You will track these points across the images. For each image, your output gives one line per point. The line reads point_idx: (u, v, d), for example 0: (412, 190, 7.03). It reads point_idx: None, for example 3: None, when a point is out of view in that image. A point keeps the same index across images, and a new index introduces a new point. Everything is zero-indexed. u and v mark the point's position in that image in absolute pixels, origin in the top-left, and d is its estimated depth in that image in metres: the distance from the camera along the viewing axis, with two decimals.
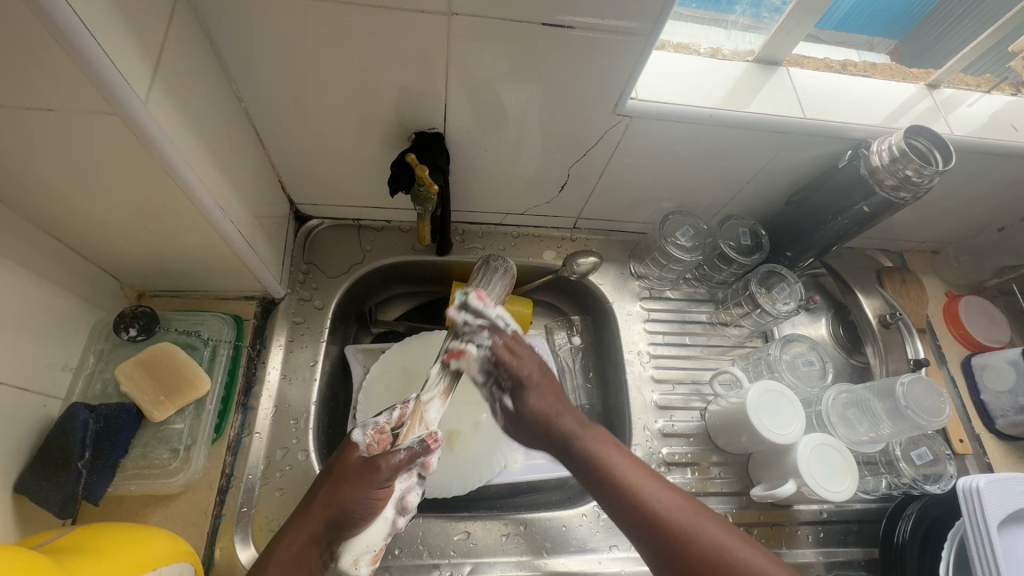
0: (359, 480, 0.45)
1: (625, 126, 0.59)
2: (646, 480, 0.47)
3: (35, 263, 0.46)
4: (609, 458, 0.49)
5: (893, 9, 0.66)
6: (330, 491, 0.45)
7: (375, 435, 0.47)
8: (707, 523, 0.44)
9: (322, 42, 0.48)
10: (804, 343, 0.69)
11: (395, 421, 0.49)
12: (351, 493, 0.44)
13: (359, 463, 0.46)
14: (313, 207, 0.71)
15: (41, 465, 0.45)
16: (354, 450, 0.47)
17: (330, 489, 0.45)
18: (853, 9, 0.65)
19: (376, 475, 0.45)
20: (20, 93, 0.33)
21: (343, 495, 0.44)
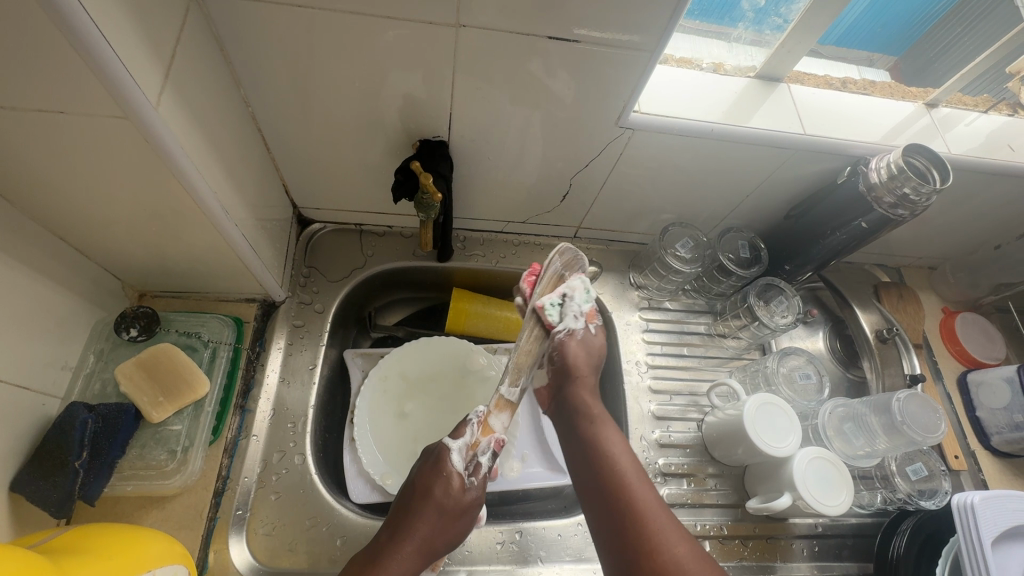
0: (465, 510, 0.51)
1: (627, 139, 0.59)
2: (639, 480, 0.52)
3: (37, 262, 0.46)
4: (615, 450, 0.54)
5: (893, 26, 0.67)
6: (441, 517, 0.49)
7: (465, 457, 0.52)
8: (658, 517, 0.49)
9: (330, 51, 0.48)
10: (802, 356, 0.69)
11: (474, 434, 0.53)
12: (457, 525, 0.50)
13: (460, 500, 0.50)
14: (315, 211, 0.72)
15: (39, 465, 0.45)
16: (457, 478, 0.51)
17: (439, 511, 0.49)
18: (852, 25, 0.66)
19: (472, 503, 0.51)
20: (34, 94, 0.33)
21: (454, 521, 0.50)
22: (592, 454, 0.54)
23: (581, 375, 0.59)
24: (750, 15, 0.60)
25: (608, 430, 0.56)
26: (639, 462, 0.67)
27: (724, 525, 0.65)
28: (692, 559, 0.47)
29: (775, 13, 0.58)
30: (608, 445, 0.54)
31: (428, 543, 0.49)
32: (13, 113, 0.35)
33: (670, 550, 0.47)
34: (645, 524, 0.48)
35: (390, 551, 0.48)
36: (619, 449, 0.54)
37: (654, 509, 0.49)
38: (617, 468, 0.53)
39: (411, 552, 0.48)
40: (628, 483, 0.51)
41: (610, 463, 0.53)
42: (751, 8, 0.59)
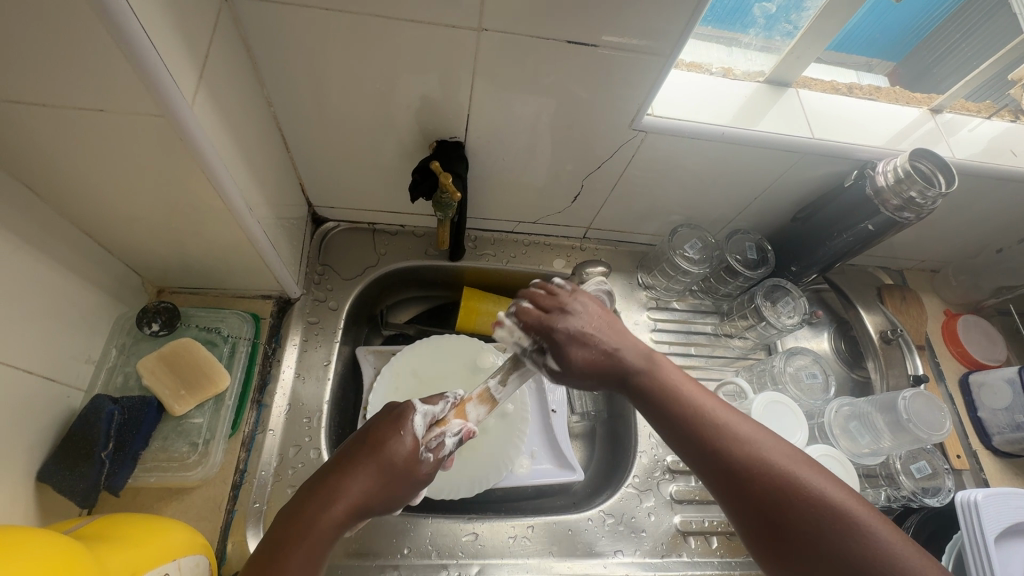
0: (406, 474, 0.44)
1: (640, 141, 0.61)
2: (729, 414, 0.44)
3: (64, 256, 0.47)
4: (682, 386, 0.46)
5: (892, 34, 0.68)
6: (379, 476, 0.43)
7: (428, 424, 0.46)
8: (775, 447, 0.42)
9: (354, 53, 0.50)
10: (808, 356, 0.70)
11: (446, 411, 0.48)
12: (393, 492, 0.43)
13: (404, 460, 0.44)
14: (330, 210, 0.73)
15: (65, 454, 0.46)
16: (408, 442, 0.44)
17: (377, 469, 0.43)
18: (857, 29, 0.67)
19: (416, 475, 0.44)
20: (76, 92, 0.34)
21: (392, 487, 0.43)
22: (651, 384, 0.47)
23: (615, 350, 0.48)
24: (762, 22, 0.61)
25: (665, 363, 0.48)
26: (647, 459, 0.69)
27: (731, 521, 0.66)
28: (798, 463, 0.41)
29: (785, 20, 0.59)
30: (679, 389, 0.46)
31: (358, 504, 0.42)
32: (54, 110, 0.36)
33: (772, 470, 0.40)
34: (737, 453, 0.42)
35: (322, 499, 0.41)
36: (678, 375, 0.48)
37: (750, 437, 0.42)
38: (668, 380, 0.47)
39: (348, 499, 0.42)
40: (703, 406, 0.45)
41: (670, 392, 0.46)
42: (762, 14, 0.60)
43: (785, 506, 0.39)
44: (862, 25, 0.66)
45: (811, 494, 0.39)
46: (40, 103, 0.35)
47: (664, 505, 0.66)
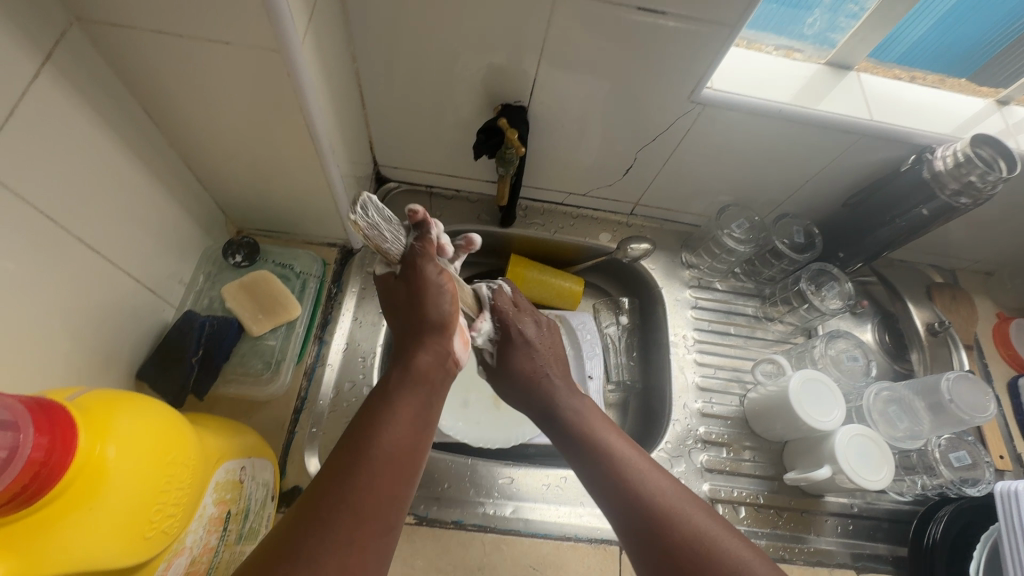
0: (434, 303, 0.50)
1: (697, 114, 0.62)
2: (639, 460, 0.50)
3: (168, 184, 0.53)
4: (595, 428, 0.54)
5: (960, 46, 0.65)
6: (418, 394, 0.46)
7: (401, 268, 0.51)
8: (679, 502, 0.45)
9: (435, 13, 0.53)
10: (850, 339, 0.70)
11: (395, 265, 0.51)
12: (434, 317, 0.50)
13: (434, 284, 0.49)
14: (393, 170, 0.77)
15: (162, 359, 0.52)
16: (450, 299, 0.51)
17: (411, 387, 0.46)
18: (920, 40, 0.65)
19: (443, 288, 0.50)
20: (207, 26, 0.39)
21: (436, 323, 0.50)
22: (574, 428, 0.55)
23: (542, 378, 0.60)
24: (828, 3, 0.60)
25: (596, 422, 0.55)
26: (681, 428, 0.71)
27: (760, 495, 0.67)
28: (717, 528, 0.43)
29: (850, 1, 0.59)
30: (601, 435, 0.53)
31: (416, 421, 0.44)
32: (186, 41, 0.41)
33: (684, 531, 0.43)
34: (649, 507, 0.45)
35: (373, 428, 0.42)
36: (618, 443, 0.52)
37: (670, 500, 0.45)
38: (589, 425, 0.54)
39: (402, 424, 0.43)
40: (612, 447, 0.51)
41: (592, 441, 0.52)
42: None
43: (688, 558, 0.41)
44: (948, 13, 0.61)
45: (717, 549, 0.41)
46: (177, 34, 0.40)
47: (694, 472, 0.68)
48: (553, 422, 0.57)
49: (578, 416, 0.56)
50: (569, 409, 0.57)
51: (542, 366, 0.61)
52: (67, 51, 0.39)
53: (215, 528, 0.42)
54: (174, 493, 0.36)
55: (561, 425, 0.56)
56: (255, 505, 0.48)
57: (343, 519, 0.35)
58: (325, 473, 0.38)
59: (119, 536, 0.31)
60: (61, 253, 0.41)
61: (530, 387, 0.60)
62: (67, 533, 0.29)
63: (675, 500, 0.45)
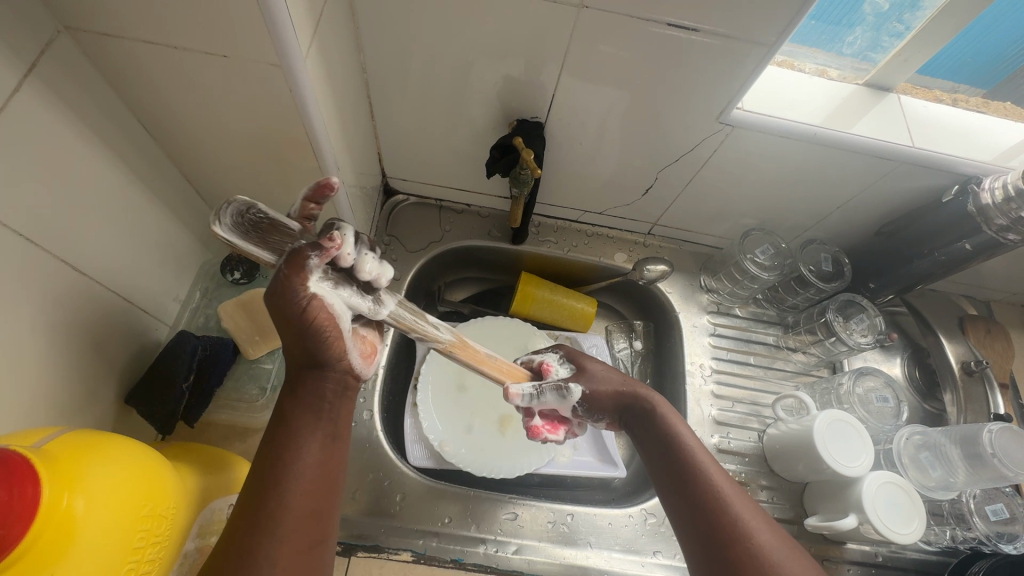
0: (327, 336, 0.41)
1: (725, 135, 0.59)
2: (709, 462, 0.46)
3: (165, 197, 0.50)
4: (671, 421, 0.49)
5: (984, 58, 0.61)
6: (324, 415, 0.41)
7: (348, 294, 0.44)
8: (751, 514, 0.42)
9: (449, 23, 0.50)
10: (879, 377, 0.66)
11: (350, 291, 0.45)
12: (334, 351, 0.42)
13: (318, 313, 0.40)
14: (402, 182, 0.74)
15: (152, 384, 0.49)
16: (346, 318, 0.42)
17: (317, 404, 0.41)
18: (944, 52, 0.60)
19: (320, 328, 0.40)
20: (205, 38, 0.36)
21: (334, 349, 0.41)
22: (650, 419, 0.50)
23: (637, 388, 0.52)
24: (871, 19, 0.56)
25: (678, 417, 0.49)
26: None
27: None
28: (783, 551, 0.40)
29: (896, 18, 0.55)
30: (698, 460, 0.46)
31: (331, 432, 0.41)
32: (182, 53, 0.38)
33: (752, 547, 0.40)
34: (716, 513, 0.42)
35: (286, 447, 0.39)
36: (692, 439, 0.47)
37: (742, 513, 0.42)
38: (684, 446, 0.47)
39: (314, 448, 0.40)
40: (685, 443, 0.47)
41: (674, 438, 0.48)
42: (873, 11, 0.55)
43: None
44: (980, 24, 0.56)
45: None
46: (171, 45, 0.37)
47: None
48: (633, 411, 0.51)
49: (662, 411, 0.50)
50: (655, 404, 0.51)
51: (638, 391, 0.52)
52: (55, 60, 0.36)
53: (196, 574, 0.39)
54: (147, 546, 0.33)
55: (642, 420, 0.50)
56: None
57: (274, 550, 0.36)
58: (245, 506, 0.37)
59: None
60: (45, 275, 0.38)
61: (624, 400, 0.52)
62: None
63: (746, 506, 0.42)
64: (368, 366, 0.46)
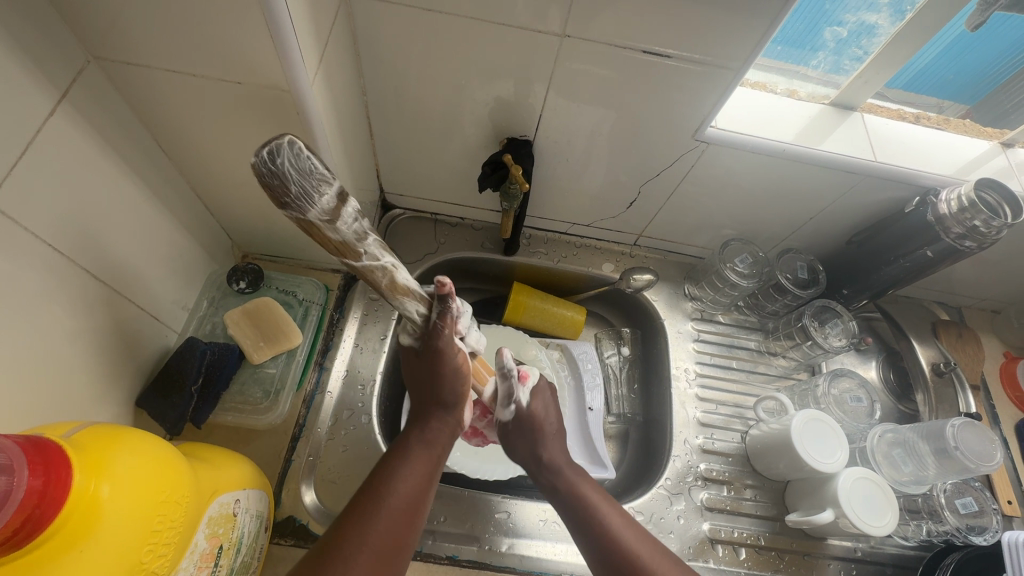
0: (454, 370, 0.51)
1: (701, 152, 0.63)
2: (619, 517, 0.51)
3: (177, 212, 0.54)
4: (580, 487, 0.54)
5: (965, 75, 0.65)
6: (425, 456, 0.47)
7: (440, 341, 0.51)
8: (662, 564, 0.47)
9: (443, 50, 0.55)
10: (854, 379, 0.70)
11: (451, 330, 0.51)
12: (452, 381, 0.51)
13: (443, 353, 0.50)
14: (399, 197, 0.78)
15: (163, 386, 0.52)
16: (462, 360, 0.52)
17: (426, 445, 0.48)
18: (923, 70, 0.65)
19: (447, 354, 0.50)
20: (221, 66, 0.40)
21: (445, 385, 0.51)
22: (561, 483, 0.55)
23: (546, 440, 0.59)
24: (833, 45, 0.61)
25: (587, 483, 0.55)
26: (680, 464, 0.70)
27: (762, 536, 0.66)
28: None
29: (855, 44, 0.60)
30: (595, 506, 0.52)
31: (426, 472, 0.47)
32: (199, 80, 0.42)
33: None
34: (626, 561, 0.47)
35: (384, 481, 0.44)
36: (595, 496, 0.53)
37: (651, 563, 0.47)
38: (575, 485, 0.55)
39: (411, 481, 0.45)
40: (594, 503, 0.52)
41: (583, 500, 0.53)
42: (833, 38, 0.60)
43: None
44: (955, 45, 0.61)
45: None
46: (190, 73, 0.41)
47: (694, 510, 0.67)
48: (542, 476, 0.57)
49: (570, 474, 0.56)
50: (562, 471, 0.56)
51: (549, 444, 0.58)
52: (85, 88, 0.40)
53: (206, 564, 0.41)
54: (166, 531, 0.35)
55: (556, 481, 0.56)
56: (248, 537, 0.48)
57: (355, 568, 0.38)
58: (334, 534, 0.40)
59: None
60: (66, 282, 0.41)
61: (539, 437, 0.59)
62: None
63: (658, 558, 0.48)
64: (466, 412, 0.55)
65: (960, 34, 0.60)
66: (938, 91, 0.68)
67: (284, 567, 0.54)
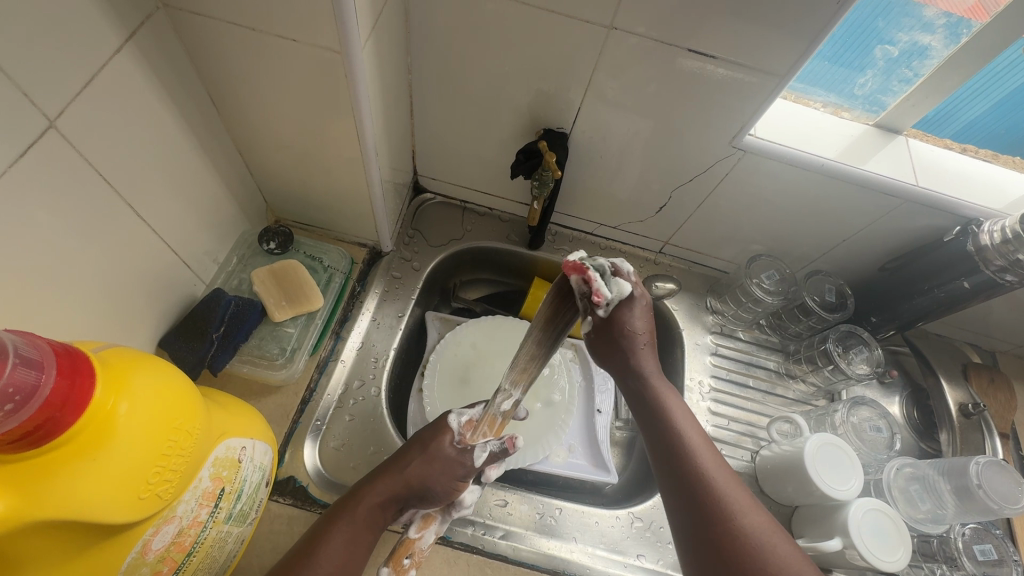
0: (449, 463, 0.54)
1: (737, 160, 0.62)
2: (702, 442, 0.48)
3: (218, 167, 0.56)
4: (672, 406, 0.50)
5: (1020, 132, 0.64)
6: (355, 528, 0.49)
7: (464, 426, 0.57)
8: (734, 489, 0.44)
9: (491, 34, 0.55)
10: (875, 408, 0.67)
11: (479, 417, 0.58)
12: (440, 475, 0.53)
13: (445, 448, 0.54)
14: (431, 181, 0.79)
15: (186, 330, 0.53)
16: (461, 467, 0.54)
17: (370, 517, 0.50)
18: (976, 121, 0.64)
19: (460, 464, 0.54)
20: (279, 22, 0.42)
21: (430, 469, 0.53)
22: (647, 390, 0.52)
23: (638, 348, 0.51)
24: (882, 64, 0.59)
25: (675, 399, 0.51)
26: None
27: None
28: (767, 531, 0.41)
29: (905, 65, 0.59)
30: (671, 412, 0.50)
31: (358, 538, 0.49)
32: (257, 35, 0.43)
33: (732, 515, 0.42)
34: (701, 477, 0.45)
35: (320, 542, 0.47)
36: (692, 428, 0.49)
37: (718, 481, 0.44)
38: (680, 433, 0.48)
39: (341, 548, 0.47)
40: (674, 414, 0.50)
41: (665, 410, 0.50)
42: (883, 57, 0.59)
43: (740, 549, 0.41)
44: (1011, 98, 0.60)
45: (772, 550, 0.40)
46: (249, 27, 0.43)
47: None
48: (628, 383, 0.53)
49: (655, 381, 0.52)
50: (654, 380, 0.52)
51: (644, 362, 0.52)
52: (150, 32, 0.42)
53: (207, 503, 0.41)
54: (174, 458, 0.35)
55: (637, 382, 0.52)
56: (249, 488, 0.48)
57: None
58: None
59: (113, 491, 0.31)
60: (111, 214, 0.43)
61: (632, 344, 0.51)
62: (63, 479, 0.29)
63: (733, 485, 0.45)
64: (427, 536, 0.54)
65: (1015, 87, 0.59)
66: (967, 137, 0.66)
67: (280, 524, 0.55)
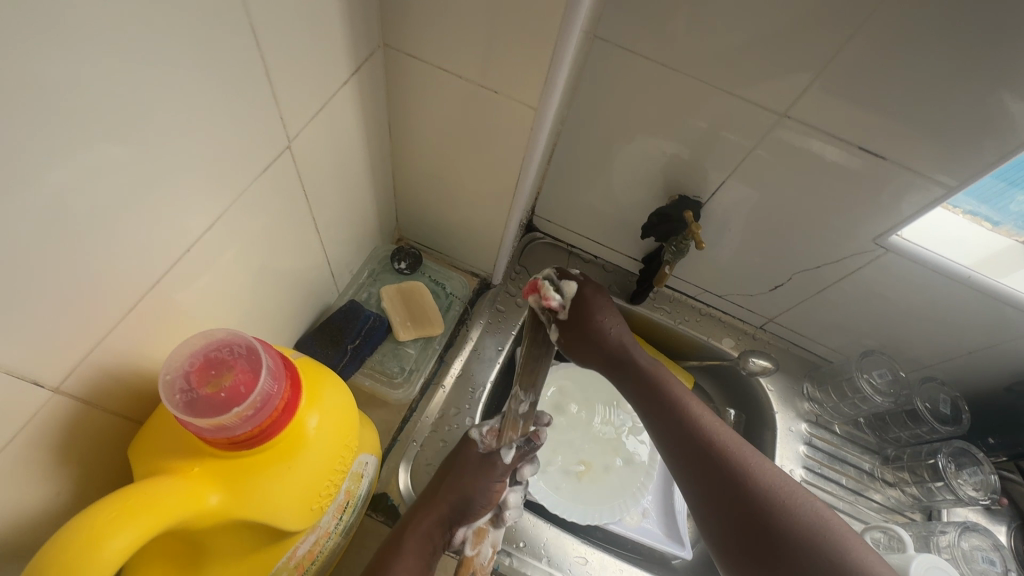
0: (486, 469, 0.58)
1: (875, 256, 0.61)
2: (709, 415, 0.58)
3: (376, 187, 0.59)
4: (681, 397, 0.59)
5: None
6: (417, 541, 0.52)
7: (489, 433, 0.60)
8: (746, 450, 0.54)
9: (656, 101, 0.57)
10: (987, 538, 0.64)
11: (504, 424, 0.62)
12: (479, 480, 0.57)
13: (478, 457, 0.58)
14: (545, 222, 0.81)
15: (322, 337, 0.56)
16: (497, 473, 0.58)
17: (424, 534, 0.53)
18: None
19: (495, 469, 0.58)
20: (488, 75, 0.44)
21: (471, 478, 0.57)
22: (663, 398, 0.60)
23: (633, 353, 0.65)
24: None
25: (698, 406, 0.59)
26: None
27: None
28: (777, 487, 0.51)
29: None
30: (683, 401, 0.59)
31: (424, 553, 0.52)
32: (460, 82, 0.46)
33: (757, 484, 0.51)
34: (716, 454, 0.54)
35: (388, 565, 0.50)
36: (708, 420, 0.57)
37: (740, 454, 0.53)
38: (710, 437, 0.55)
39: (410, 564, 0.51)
40: (682, 397, 0.59)
41: (661, 384, 0.61)
42: None
43: (774, 514, 0.48)
44: None
45: (787, 500, 0.49)
46: (456, 75, 0.46)
47: None
48: (643, 376, 0.62)
49: (661, 375, 0.62)
50: (643, 364, 0.64)
51: (648, 367, 0.63)
52: (369, 66, 0.45)
53: (338, 515, 0.42)
54: (337, 474, 0.37)
55: (663, 391, 0.61)
56: (361, 502, 0.49)
57: None
58: None
59: (294, 500, 0.33)
60: (298, 224, 0.46)
61: (655, 386, 0.61)
62: (264, 482, 0.31)
63: (763, 472, 0.52)
64: (485, 550, 0.57)
65: None
66: None
67: (372, 541, 0.56)
